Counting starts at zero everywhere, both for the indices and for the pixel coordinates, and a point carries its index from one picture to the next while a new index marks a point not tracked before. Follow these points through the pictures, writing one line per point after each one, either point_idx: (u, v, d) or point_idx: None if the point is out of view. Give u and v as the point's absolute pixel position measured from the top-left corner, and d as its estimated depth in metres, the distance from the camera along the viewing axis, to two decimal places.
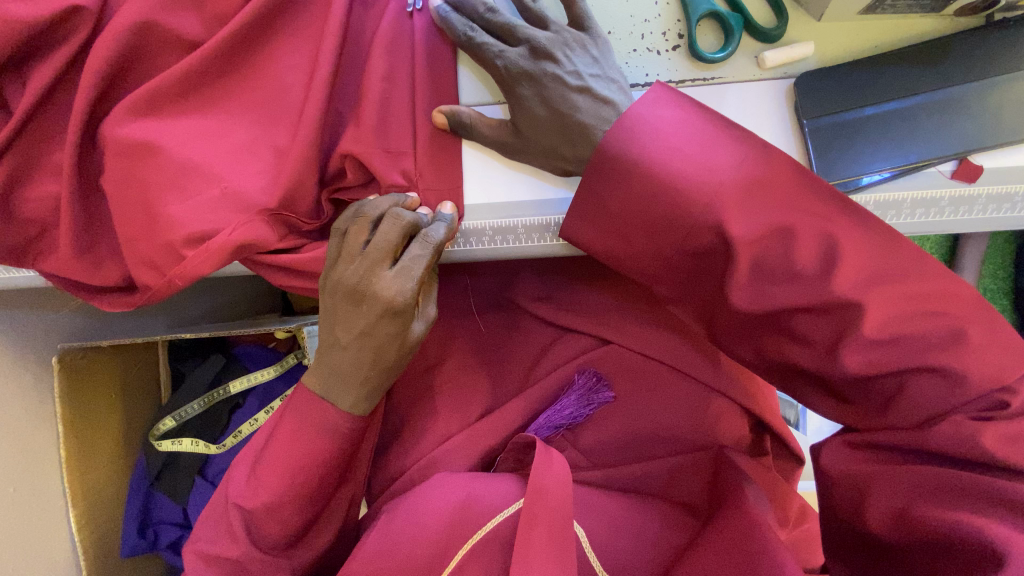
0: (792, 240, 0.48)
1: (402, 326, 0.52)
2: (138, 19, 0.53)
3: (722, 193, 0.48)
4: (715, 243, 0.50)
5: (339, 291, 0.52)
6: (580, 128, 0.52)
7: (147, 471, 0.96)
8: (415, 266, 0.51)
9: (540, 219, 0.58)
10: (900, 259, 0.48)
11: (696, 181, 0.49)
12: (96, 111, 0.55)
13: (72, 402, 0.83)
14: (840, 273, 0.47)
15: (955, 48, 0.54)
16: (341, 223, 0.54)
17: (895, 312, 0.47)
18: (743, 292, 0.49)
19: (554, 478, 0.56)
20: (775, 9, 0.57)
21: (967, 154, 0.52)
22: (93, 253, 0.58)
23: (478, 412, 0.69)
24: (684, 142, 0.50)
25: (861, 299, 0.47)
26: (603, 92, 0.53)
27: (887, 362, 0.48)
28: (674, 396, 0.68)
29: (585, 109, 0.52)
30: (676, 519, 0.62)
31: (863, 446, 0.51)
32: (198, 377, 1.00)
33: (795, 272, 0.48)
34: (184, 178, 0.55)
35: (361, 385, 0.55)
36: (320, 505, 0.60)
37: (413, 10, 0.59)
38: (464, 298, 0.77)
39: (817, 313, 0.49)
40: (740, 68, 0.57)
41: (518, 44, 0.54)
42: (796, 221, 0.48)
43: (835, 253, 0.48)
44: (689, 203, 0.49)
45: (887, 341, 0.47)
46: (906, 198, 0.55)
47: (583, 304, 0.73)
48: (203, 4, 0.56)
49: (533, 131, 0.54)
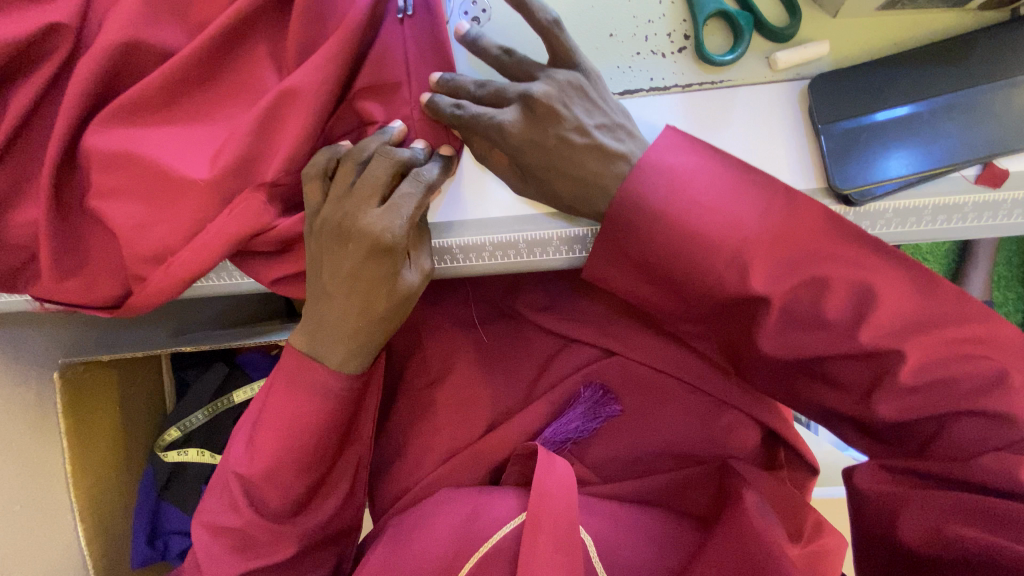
0: (823, 284, 0.47)
1: (391, 266, 0.50)
2: (121, 28, 0.51)
3: (748, 249, 0.47)
4: (738, 297, 0.48)
5: (325, 231, 0.51)
6: (595, 188, 0.50)
7: (155, 481, 0.96)
8: (405, 204, 0.49)
9: (537, 236, 0.55)
10: (940, 303, 0.47)
11: (717, 234, 0.48)
12: (80, 123, 0.53)
13: (75, 416, 0.82)
14: (870, 322, 0.46)
15: (980, 46, 0.51)
16: (315, 168, 0.52)
17: (925, 352, 0.46)
18: (771, 333, 0.48)
19: (556, 483, 0.55)
20: (787, 7, 0.54)
21: (992, 158, 0.49)
22: (77, 269, 0.56)
23: (482, 429, 0.68)
24: (702, 193, 0.48)
25: (902, 347, 0.46)
26: (613, 145, 0.50)
27: (925, 407, 0.47)
28: (685, 412, 0.66)
29: (595, 163, 0.50)
30: (683, 527, 0.61)
31: (900, 473, 0.49)
32: (203, 386, 1.00)
33: (823, 320, 0.47)
34: (174, 198, 0.53)
35: (351, 339, 0.53)
36: (320, 471, 0.58)
37: (403, 16, 0.55)
38: (465, 308, 0.74)
39: (858, 356, 0.47)
40: (750, 69, 0.54)
41: (510, 104, 0.50)
42: (830, 271, 0.47)
43: (870, 304, 0.46)
44: (715, 251, 0.48)
45: (924, 387, 0.46)
46: (927, 205, 0.52)
47: (585, 314, 0.71)
48: (186, 16, 0.54)
49: (552, 185, 0.52)
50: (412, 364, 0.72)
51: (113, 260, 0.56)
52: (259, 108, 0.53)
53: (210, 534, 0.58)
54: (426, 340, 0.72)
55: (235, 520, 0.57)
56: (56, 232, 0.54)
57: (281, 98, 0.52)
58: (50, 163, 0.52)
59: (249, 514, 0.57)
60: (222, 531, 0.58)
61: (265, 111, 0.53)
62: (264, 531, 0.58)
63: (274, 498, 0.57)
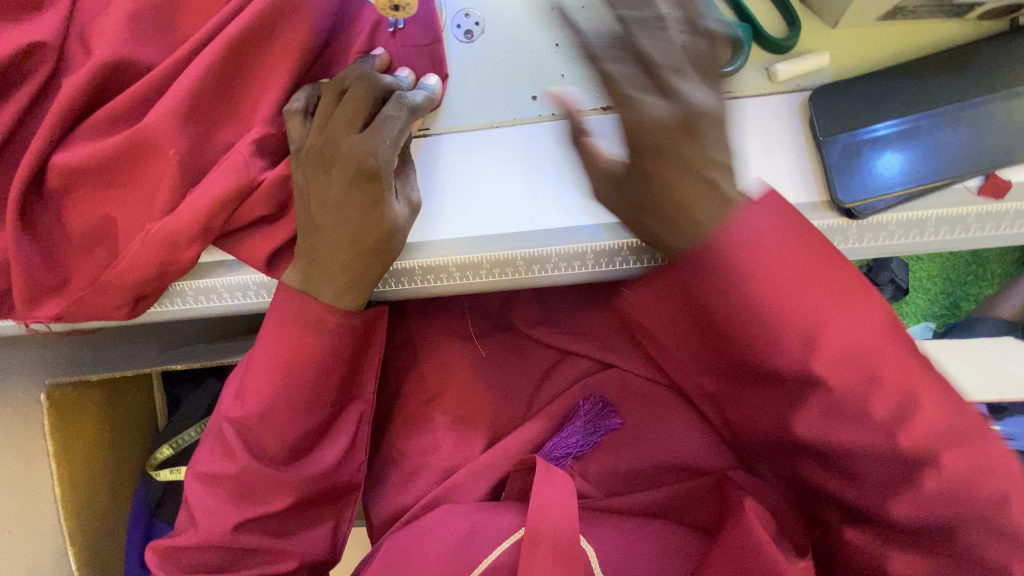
0: (877, 382, 0.39)
1: (375, 192, 0.47)
2: (105, 41, 0.50)
3: (822, 327, 0.39)
4: (789, 373, 0.40)
5: (308, 160, 0.49)
6: (694, 219, 0.38)
7: (148, 500, 0.94)
8: (388, 126, 0.47)
9: (535, 252, 0.52)
10: (967, 423, 0.41)
11: (794, 307, 0.39)
12: (61, 138, 0.51)
13: (65, 440, 0.79)
14: (908, 433, 0.40)
15: (980, 56, 0.50)
16: (297, 104, 0.51)
17: (961, 469, 0.40)
18: (813, 414, 0.41)
19: (556, 496, 0.55)
20: (786, 18, 0.53)
21: (994, 168, 0.49)
22: (41, 241, 0.52)
23: (480, 445, 0.66)
24: (773, 271, 0.38)
25: (930, 461, 0.40)
26: (730, 189, 0.39)
27: (939, 515, 0.41)
28: (688, 426, 0.65)
29: (707, 185, 0.38)
30: (682, 539, 0.59)
31: (887, 535, 0.45)
32: (195, 403, 0.98)
33: (865, 419, 0.40)
34: (154, 212, 0.51)
35: (341, 274, 0.50)
36: (314, 420, 0.54)
37: (395, 29, 0.53)
38: (462, 322, 0.72)
39: (880, 456, 0.41)
40: (749, 81, 0.54)
41: (670, 99, 0.37)
42: (891, 373, 0.39)
43: (911, 413, 0.40)
44: (789, 318, 0.39)
45: (947, 496, 0.41)
46: (929, 217, 0.51)
47: (584, 327, 0.70)
48: (170, 27, 0.52)
49: (634, 197, 0.40)
50: (408, 380, 0.70)
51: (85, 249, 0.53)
52: (247, 91, 0.52)
53: (203, 487, 0.54)
54: (423, 355, 0.70)
55: (227, 469, 0.53)
56: (25, 209, 0.51)
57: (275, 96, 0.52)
58: (29, 164, 0.50)
59: (244, 460, 0.53)
60: (216, 480, 0.54)
61: (261, 105, 0.52)
62: (261, 479, 0.53)
63: (272, 440, 0.53)
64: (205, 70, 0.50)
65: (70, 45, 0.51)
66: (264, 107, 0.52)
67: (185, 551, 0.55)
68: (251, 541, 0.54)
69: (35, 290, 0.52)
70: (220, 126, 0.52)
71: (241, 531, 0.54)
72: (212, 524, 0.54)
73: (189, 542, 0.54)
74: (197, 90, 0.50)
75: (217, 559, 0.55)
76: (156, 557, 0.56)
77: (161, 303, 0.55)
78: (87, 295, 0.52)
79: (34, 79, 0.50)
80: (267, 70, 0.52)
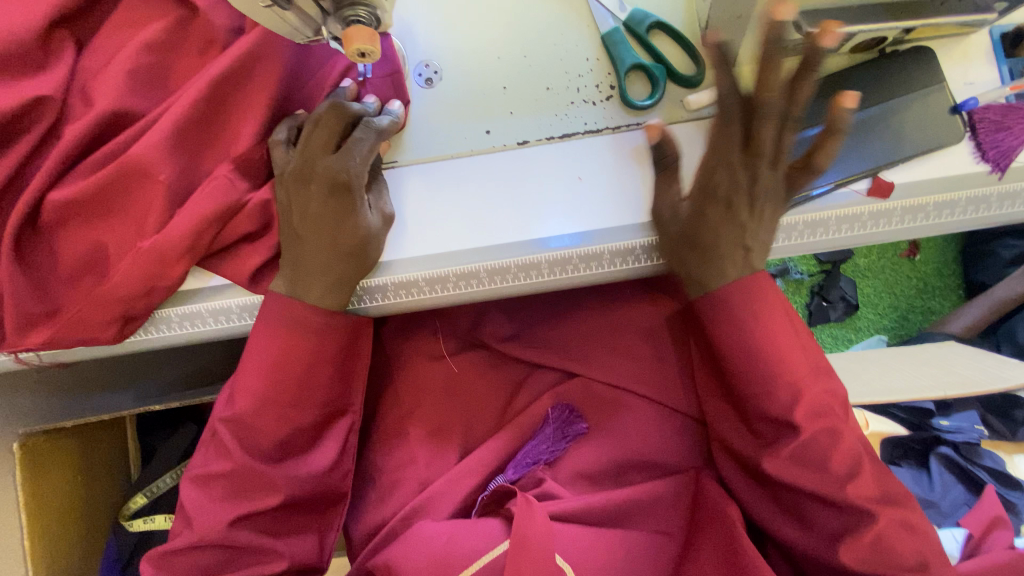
0: (838, 433, 0.56)
1: (349, 204, 0.54)
2: (105, 93, 0.56)
3: (801, 385, 0.56)
4: (779, 418, 0.57)
5: (288, 178, 0.55)
6: (718, 258, 0.57)
7: (118, 555, 0.90)
8: (358, 148, 0.54)
9: (496, 263, 0.58)
10: (900, 487, 0.58)
11: (786, 360, 0.57)
12: (59, 179, 0.56)
13: (33, 488, 0.78)
14: (859, 484, 0.55)
15: (855, 80, 0.60)
16: (279, 135, 0.57)
17: (868, 487, 0.56)
18: (783, 459, 0.57)
19: (535, 529, 0.58)
20: (693, 59, 0.64)
21: (876, 170, 0.58)
22: (34, 273, 0.56)
23: (455, 454, 0.70)
24: (794, 332, 0.58)
25: (875, 512, 0.55)
26: (758, 237, 0.57)
27: (873, 562, 0.55)
28: (648, 424, 0.69)
29: (744, 239, 0.56)
30: (652, 539, 0.64)
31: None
32: (169, 450, 0.97)
33: (826, 467, 0.56)
34: (143, 239, 0.55)
35: (324, 276, 0.55)
36: (302, 436, 0.58)
37: (362, 79, 0.61)
38: (433, 341, 0.75)
39: (832, 505, 0.56)
40: (668, 111, 0.63)
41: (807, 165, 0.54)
42: (842, 425, 0.56)
43: (861, 468, 0.56)
44: (769, 370, 0.57)
45: (869, 559, 0.55)
46: (830, 216, 0.60)
47: (551, 339, 0.75)
48: (161, 81, 0.59)
49: (714, 235, 0.56)
50: (386, 397, 0.74)
51: (75, 278, 0.57)
52: (228, 127, 0.59)
53: (197, 489, 0.55)
54: (399, 374, 0.74)
55: (207, 478, 0.55)
56: (22, 246, 0.56)
57: (256, 131, 0.58)
58: (25, 203, 0.54)
59: (234, 461, 0.55)
60: (208, 482, 0.55)
61: (240, 142, 0.58)
62: (244, 484, 0.55)
63: (253, 445, 0.56)
64: (191, 112, 0.56)
65: (72, 99, 0.57)
66: (244, 141, 0.58)
67: (176, 554, 0.55)
68: (247, 539, 0.55)
69: (26, 318, 0.55)
70: (203, 162, 0.58)
71: (237, 529, 0.55)
72: (203, 526, 0.54)
73: (182, 544, 0.54)
74: (186, 127, 0.56)
75: (208, 564, 0.55)
76: (147, 565, 0.55)
77: (146, 329, 0.59)
78: (76, 318, 0.55)
79: (37, 129, 0.56)
80: (246, 108, 0.58)
